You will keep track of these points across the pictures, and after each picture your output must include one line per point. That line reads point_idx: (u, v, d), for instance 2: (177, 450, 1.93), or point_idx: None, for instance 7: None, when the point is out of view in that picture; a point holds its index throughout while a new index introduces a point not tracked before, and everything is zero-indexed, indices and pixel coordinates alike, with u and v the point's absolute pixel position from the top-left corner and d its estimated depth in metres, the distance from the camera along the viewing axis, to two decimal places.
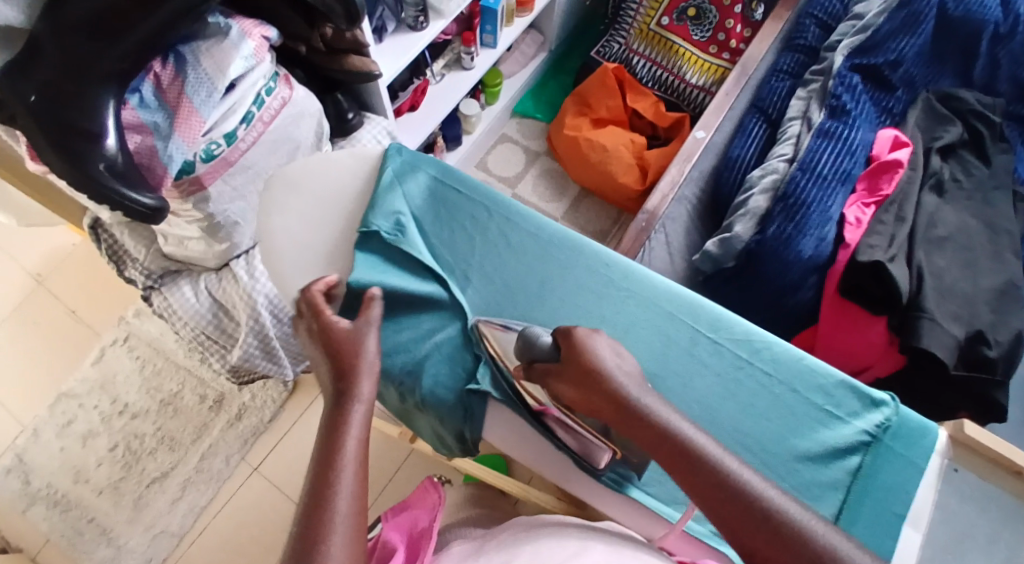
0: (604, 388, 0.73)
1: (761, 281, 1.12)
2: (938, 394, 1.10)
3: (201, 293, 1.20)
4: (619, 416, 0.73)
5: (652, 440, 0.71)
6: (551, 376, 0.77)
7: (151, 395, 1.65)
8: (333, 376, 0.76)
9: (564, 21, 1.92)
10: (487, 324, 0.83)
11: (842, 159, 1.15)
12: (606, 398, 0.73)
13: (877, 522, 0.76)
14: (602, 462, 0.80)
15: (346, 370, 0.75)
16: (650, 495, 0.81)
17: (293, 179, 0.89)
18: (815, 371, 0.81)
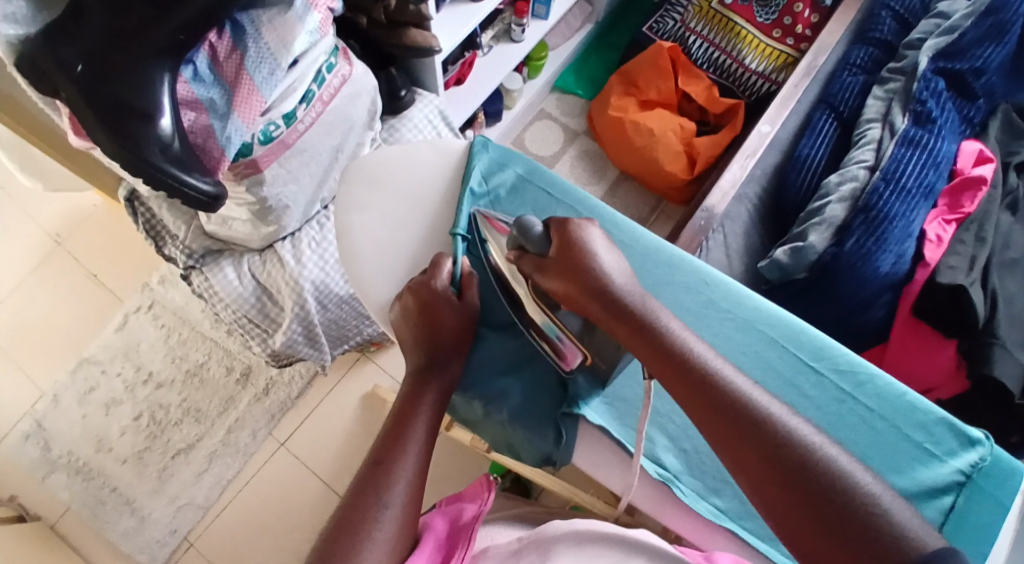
0: (600, 288, 0.73)
1: (834, 295, 1.07)
2: None
3: (245, 276, 1.14)
4: (614, 321, 0.73)
5: (638, 343, 0.71)
6: (538, 267, 0.75)
7: (176, 364, 1.57)
8: (427, 363, 0.78)
9: None
10: (485, 215, 0.83)
11: (926, 171, 1.09)
12: (597, 302, 0.73)
13: None
14: (571, 365, 0.78)
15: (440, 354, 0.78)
16: (748, 531, 0.76)
17: (373, 172, 0.86)
18: (914, 407, 0.77)
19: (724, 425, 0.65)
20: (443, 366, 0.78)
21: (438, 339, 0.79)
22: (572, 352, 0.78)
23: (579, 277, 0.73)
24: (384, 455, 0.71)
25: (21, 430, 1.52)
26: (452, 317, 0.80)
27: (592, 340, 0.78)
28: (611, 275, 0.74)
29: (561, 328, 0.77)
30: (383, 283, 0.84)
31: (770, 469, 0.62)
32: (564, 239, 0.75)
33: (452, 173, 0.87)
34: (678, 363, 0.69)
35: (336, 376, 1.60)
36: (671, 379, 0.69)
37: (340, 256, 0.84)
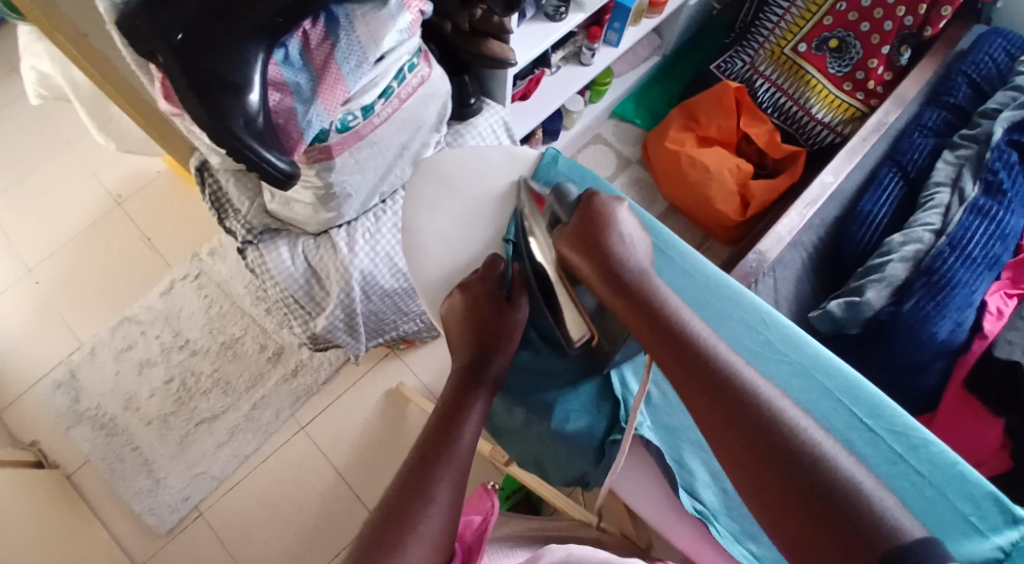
0: (621, 277, 0.77)
1: (886, 354, 1.05)
2: None
3: (298, 257, 1.15)
4: (629, 307, 0.75)
5: (658, 342, 0.73)
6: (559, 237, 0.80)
7: (213, 334, 1.59)
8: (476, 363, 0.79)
9: (687, 27, 1.84)
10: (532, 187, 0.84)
11: (992, 242, 1.08)
12: (625, 291, 0.76)
13: None
14: (578, 341, 0.80)
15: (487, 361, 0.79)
16: None
17: (444, 169, 0.86)
18: (963, 478, 0.75)
19: (698, 385, 0.69)
20: (490, 375, 0.78)
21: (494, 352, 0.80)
22: (579, 328, 0.80)
23: (602, 256, 0.77)
24: (430, 450, 0.71)
25: (53, 379, 1.55)
26: (502, 328, 0.80)
27: (601, 320, 0.81)
28: (630, 255, 0.78)
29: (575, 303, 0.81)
30: (443, 282, 0.85)
31: (790, 494, 0.62)
32: (591, 211, 0.79)
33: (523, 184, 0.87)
34: (701, 367, 0.70)
35: (364, 367, 1.61)
36: (686, 382, 0.70)
37: (405, 249, 0.85)
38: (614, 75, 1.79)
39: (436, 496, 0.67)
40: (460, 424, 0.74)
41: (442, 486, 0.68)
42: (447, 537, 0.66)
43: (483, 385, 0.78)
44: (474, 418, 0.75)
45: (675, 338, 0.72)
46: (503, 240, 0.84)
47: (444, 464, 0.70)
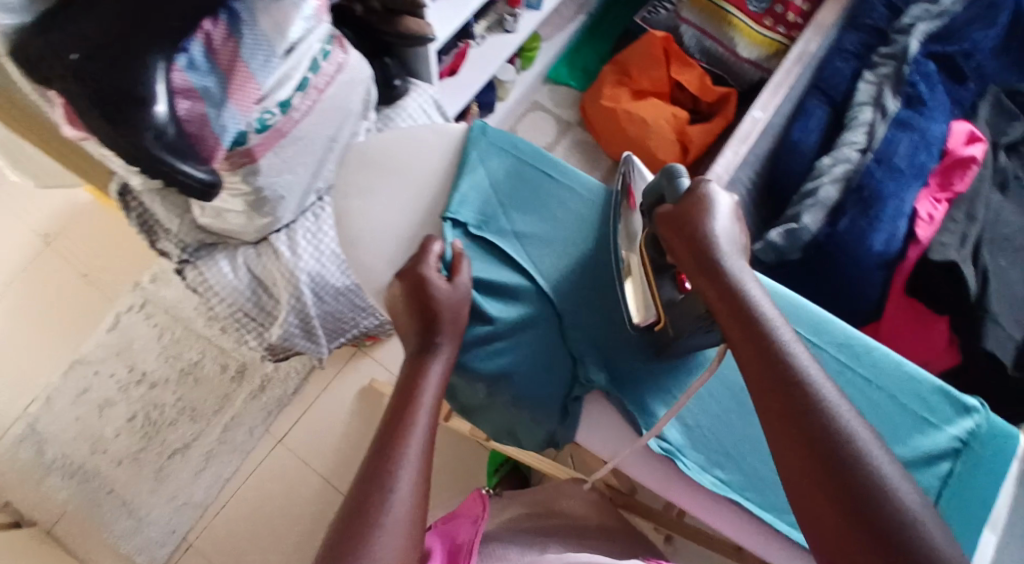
0: (717, 273, 0.66)
1: (833, 272, 1.09)
2: None
3: (240, 269, 1.13)
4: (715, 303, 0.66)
5: (738, 341, 0.64)
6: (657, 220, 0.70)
7: (170, 363, 1.56)
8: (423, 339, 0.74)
9: None
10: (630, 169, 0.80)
11: (917, 152, 1.10)
12: (715, 286, 0.66)
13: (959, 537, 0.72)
14: (643, 321, 0.75)
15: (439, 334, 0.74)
16: (749, 499, 0.77)
17: (372, 154, 0.84)
18: (909, 377, 0.78)
19: (774, 391, 0.62)
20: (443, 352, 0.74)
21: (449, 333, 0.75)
22: (648, 310, 0.75)
23: (695, 249, 0.66)
24: (387, 444, 0.67)
25: (15, 434, 1.50)
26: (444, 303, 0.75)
27: (671, 311, 0.72)
28: (730, 249, 0.67)
29: (654, 288, 0.73)
30: (385, 267, 0.80)
31: (848, 534, 0.56)
32: (694, 199, 0.68)
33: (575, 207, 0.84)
34: (782, 377, 0.62)
35: (331, 369, 1.60)
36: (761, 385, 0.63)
37: (341, 239, 0.81)
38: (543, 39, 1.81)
39: (403, 478, 0.65)
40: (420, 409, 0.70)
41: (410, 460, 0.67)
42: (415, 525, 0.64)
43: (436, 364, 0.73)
44: (429, 402, 0.71)
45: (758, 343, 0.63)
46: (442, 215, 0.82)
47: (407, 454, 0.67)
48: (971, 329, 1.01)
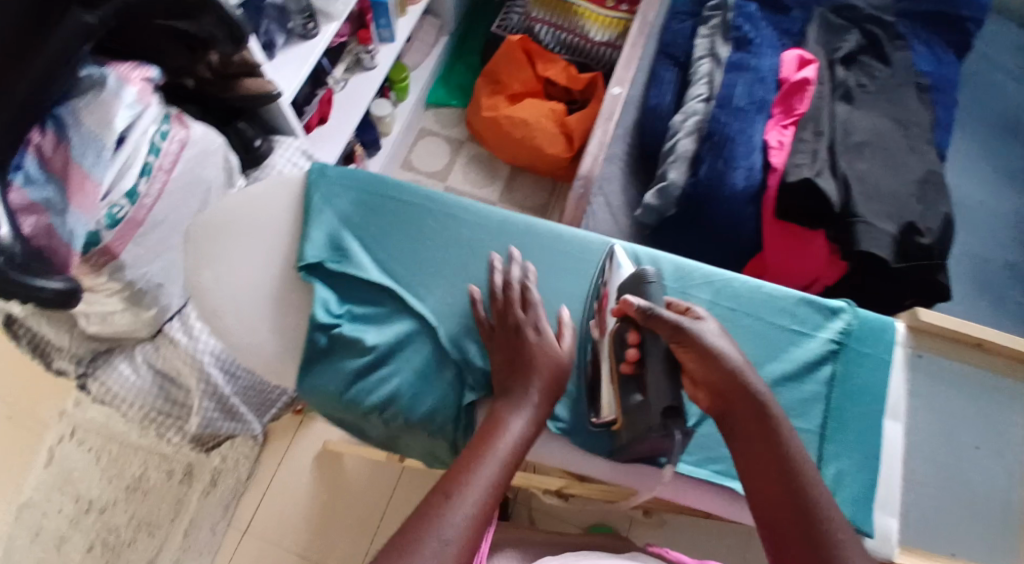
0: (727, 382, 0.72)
1: (707, 219, 1.16)
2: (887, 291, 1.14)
3: (140, 368, 1.11)
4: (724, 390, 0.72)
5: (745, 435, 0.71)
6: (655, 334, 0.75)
7: (114, 483, 1.50)
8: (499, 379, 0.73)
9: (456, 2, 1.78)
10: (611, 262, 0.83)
11: (755, 88, 1.18)
12: (730, 394, 0.72)
13: (854, 432, 0.78)
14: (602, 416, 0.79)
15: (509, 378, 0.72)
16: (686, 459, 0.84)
17: (217, 222, 0.80)
18: (775, 296, 0.83)
19: (775, 478, 0.68)
20: (530, 405, 0.70)
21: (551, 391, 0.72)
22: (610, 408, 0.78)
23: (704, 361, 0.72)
24: (450, 482, 0.63)
25: None
26: (546, 355, 0.72)
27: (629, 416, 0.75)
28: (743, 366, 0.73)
29: (619, 393, 0.76)
30: (249, 327, 0.76)
31: None
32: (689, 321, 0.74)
33: (517, 249, 0.84)
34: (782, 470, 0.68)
35: (284, 441, 1.58)
36: (756, 460, 0.70)
37: (200, 312, 0.77)
38: (411, 67, 1.75)
39: (459, 504, 0.62)
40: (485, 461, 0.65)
41: (474, 489, 0.63)
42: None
43: (513, 415, 0.69)
44: (506, 454, 0.66)
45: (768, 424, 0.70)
46: (297, 268, 0.78)
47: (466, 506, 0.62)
48: (845, 235, 1.09)
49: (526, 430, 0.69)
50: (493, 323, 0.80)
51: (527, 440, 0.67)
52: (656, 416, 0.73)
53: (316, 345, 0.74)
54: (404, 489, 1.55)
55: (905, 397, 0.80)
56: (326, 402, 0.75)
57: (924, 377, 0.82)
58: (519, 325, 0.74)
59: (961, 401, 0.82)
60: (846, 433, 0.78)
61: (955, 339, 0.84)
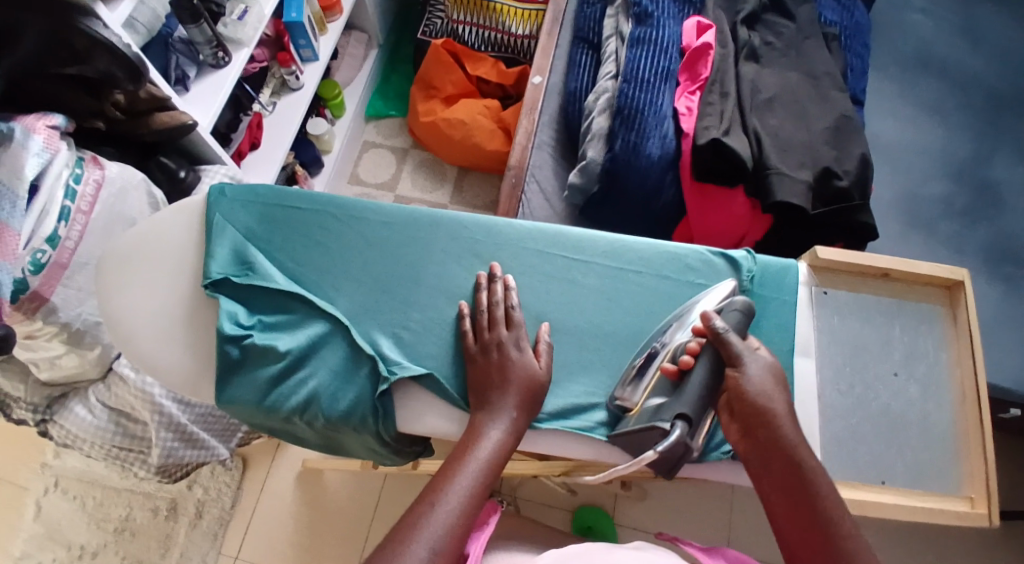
0: (750, 413, 0.70)
1: (627, 191, 1.19)
2: (810, 236, 1.18)
3: (96, 408, 1.12)
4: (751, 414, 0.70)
5: (767, 466, 0.68)
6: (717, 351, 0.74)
7: (102, 527, 1.50)
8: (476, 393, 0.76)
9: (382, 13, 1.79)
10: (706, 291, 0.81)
11: (657, 60, 1.22)
12: (756, 425, 0.69)
13: None
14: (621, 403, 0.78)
15: (485, 390, 0.75)
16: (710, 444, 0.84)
17: (124, 254, 0.82)
18: (676, 254, 0.85)
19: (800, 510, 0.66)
20: (508, 415, 0.73)
21: (528, 403, 0.75)
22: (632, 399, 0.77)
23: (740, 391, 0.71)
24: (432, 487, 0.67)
25: None
26: (526, 370, 0.75)
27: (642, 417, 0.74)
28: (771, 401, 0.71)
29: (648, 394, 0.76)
30: (164, 349, 0.79)
31: None
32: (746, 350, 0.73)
33: (422, 239, 0.84)
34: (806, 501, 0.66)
35: (267, 460, 1.58)
36: (778, 494, 0.67)
37: (116, 342, 0.80)
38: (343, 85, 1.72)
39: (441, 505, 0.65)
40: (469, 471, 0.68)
41: (456, 493, 0.67)
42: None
43: (492, 423, 0.72)
44: (485, 459, 0.69)
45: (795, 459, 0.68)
46: (203, 286, 0.79)
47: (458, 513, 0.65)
48: (761, 189, 1.13)
49: (506, 438, 0.72)
50: (404, 315, 0.81)
51: (507, 448, 0.70)
52: (651, 415, 0.73)
53: (228, 357, 0.76)
54: (389, 494, 1.55)
55: (814, 333, 0.83)
56: (247, 411, 0.77)
57: (831, 310, 0.85)
58: (502, 346, 0.76)
59: (869, 328, 0.85)
60: None
61: (858, 272, 0.87)
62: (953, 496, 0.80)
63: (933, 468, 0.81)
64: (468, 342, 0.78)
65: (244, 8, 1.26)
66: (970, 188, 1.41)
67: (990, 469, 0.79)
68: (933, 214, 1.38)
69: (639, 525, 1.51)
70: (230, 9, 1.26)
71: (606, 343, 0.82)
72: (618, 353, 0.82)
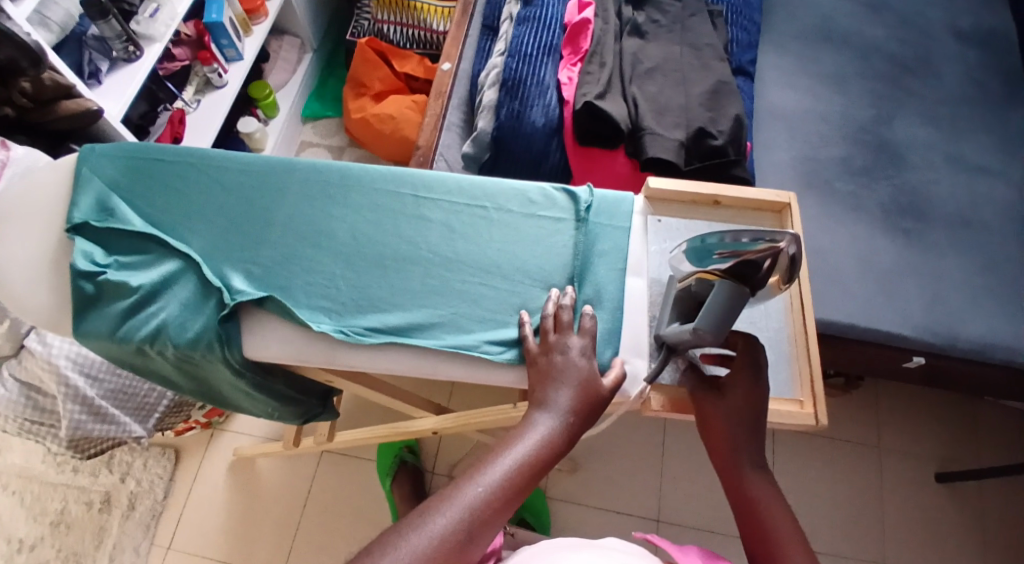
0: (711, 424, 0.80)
1: (515, 156, 1.26)
2: None
3: (8, 381, 1.17)
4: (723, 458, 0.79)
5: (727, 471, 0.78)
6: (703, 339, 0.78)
7: (38, 520, 1.48)
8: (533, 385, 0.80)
9: (316, 19, 1.87)
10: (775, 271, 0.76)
11: (542, 35, 1.30)
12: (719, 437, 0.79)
13: (601, 283, 0.87)
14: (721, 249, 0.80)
15: (546, 379, 0.79)
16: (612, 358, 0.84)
17: (1, 209, 0.88)
18: (516, 189, 0.92)
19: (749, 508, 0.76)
20: (561, 412, 0.76)
21: (586, 404, 0.78)
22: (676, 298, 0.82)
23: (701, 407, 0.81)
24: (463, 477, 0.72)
25: None
26: (586, 374, 0.79)
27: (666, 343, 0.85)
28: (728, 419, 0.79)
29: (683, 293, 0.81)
30: (31, 295, 0.85)
31: None
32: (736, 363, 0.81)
33: (279, 184, 0.90)
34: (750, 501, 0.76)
35: (199, 455, 1.56)
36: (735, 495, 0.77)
37: None
38: (275, 88, 1.80)
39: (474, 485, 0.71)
40: (511, 467, 0.73)
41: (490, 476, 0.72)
42: (436, 559, 0.67)
43: (545, 416, 0.76)
44: (532, 448, 0.74)
45: (752, 500, 0.76)
46: (66, 230, 0.86)
47: (490, 498, 0.71)
48: (637, 146, 1.20)
49: (555, 429, 0.75)
50: (256, 250, 0.87)
51: (555, 441, 0.74)
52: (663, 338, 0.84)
53: (83, 292, 0.83)
54: (322, 478, 1.53)
55: (647, 258, 0.89)
56: (103, 343, 0.83)
57: (664, 235, 0.91)
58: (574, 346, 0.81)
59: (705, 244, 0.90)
60: (585, 290, 0.87)
61: (693, 199, 0.93)
62: (785, 398, 0.84)
63: None
64: (527, 347, 0.82)
65: (156, 6, 1.34)
66: (867, 148, 1.39)
67: (813, 369, 0.84)
68: (831, 174, 1.37)
69: (574, 498, 1.45)
70: (143, 7, 1.33)
71: (450, 268, 0.87)
72: (459, 278, 0.87)
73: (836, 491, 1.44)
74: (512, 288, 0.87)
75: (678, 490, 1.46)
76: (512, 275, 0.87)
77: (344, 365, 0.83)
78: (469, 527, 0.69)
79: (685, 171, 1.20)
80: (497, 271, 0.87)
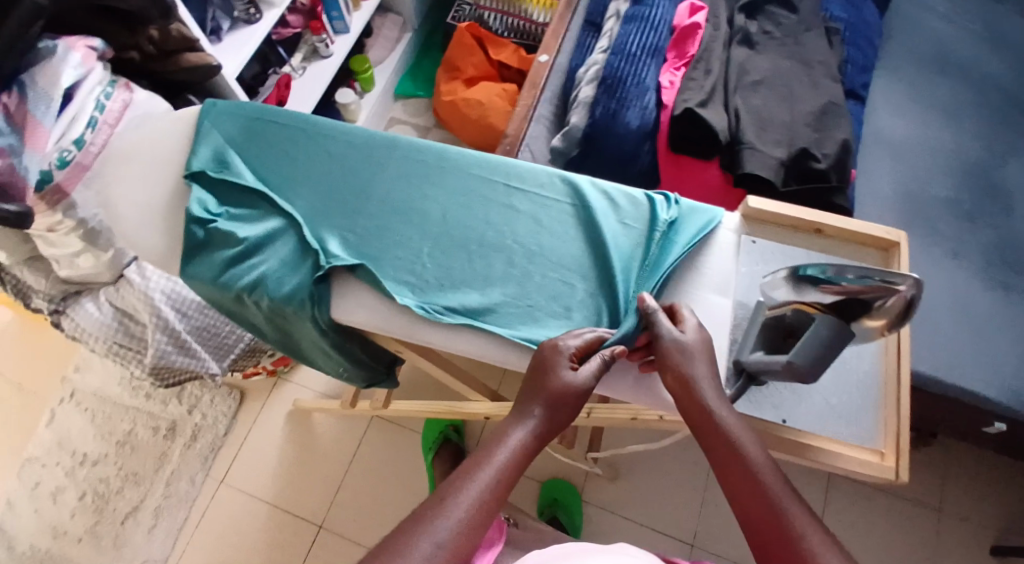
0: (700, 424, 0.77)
1: (604, 151, 1.26)
2: None
3: (103, 305, 1.24)
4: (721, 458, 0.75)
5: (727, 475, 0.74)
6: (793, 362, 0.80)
7: (106, 438, 1.57)
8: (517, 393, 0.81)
9: None
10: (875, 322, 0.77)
11: (648, 36, 1.31)
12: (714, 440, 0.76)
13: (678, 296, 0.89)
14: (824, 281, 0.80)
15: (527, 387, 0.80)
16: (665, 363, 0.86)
17: (128, 152, 1.00)
18: (605, 191, 0.94)
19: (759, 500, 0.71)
20: (533, 416, 0.78)
21: (561, 408, 0.79)
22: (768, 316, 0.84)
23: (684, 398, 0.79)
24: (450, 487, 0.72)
25: None
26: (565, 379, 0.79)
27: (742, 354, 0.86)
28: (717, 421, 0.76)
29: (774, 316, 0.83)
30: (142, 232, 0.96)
31: None
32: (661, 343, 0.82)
33: (380, 158, 0.94)
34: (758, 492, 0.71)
35: (260, 400, 1.63)
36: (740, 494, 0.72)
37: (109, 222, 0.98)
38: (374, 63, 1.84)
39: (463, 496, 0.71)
40: (499, 467, 0.74)
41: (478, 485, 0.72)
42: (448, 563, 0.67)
43: (519, 427, 0.78)
44: (507, 457, 0.75)
45: (761, 493, 0.71)
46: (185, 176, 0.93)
47: (485, 500, 0.71)
48: (733, 162, 1.19)
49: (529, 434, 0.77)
50: (352, 217, 0.90)
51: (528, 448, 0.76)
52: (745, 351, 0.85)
53: (193, 235, 0.89)
54: (368, 444, 1.58)
55: (737, 278, 0.90)
56: (204, 286, 0.88)
57: (757, 256, 0.91)
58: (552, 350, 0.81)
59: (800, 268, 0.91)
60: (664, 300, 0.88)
61: (790, 224, 0.93)
62: (867, 447, 0.84)
63: (845, 417, 0.85)
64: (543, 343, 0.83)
65: None
66: (965, 192, 1.35)
67: (902, 422, 0.83)
68: (924, 214, 1.33)
69: (611, 504, 1.47)
70: None
71: (532, 260, 0.89)
72: (540, 271, 0.89)
73: (876, 537, 1.42)
74: (590, 288, 0.89)
75: (716, 510, 1.46)
76: (592, 275, 0.89)
77: (420, 339, 0.87)
78: (468, 534, 0.69)
79: (780, 190, 1.19)
80: (577, 269, 0.89)
